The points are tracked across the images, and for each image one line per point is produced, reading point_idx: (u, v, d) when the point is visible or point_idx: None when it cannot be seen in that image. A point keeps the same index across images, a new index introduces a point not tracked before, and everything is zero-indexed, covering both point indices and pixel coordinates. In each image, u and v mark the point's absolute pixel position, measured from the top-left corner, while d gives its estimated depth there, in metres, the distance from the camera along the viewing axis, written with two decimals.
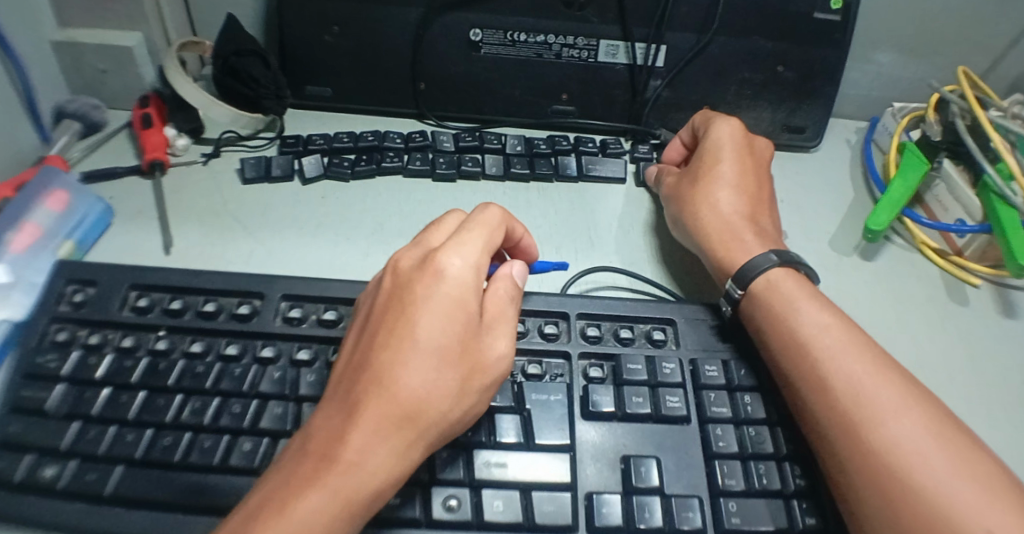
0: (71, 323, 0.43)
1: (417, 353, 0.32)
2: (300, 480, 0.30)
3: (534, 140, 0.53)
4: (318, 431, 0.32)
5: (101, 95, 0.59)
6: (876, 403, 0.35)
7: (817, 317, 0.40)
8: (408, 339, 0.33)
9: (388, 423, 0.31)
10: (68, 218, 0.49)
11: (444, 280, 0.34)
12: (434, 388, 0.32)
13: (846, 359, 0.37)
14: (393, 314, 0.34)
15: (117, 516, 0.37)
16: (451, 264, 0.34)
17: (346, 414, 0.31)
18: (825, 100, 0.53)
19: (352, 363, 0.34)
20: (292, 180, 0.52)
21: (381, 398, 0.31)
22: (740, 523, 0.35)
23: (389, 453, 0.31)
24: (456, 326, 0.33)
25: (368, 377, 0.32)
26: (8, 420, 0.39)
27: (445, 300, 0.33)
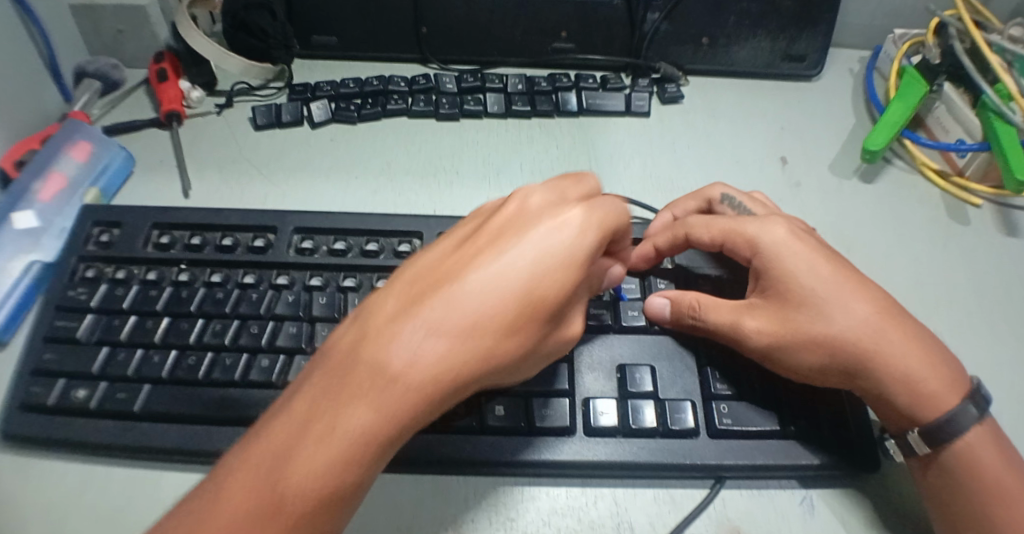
0: (99, 262, 0.46)
1: (451, 324, 0.28)
2: (294, 426, 0.28)
3: (534, 78, 0.54)
4: (325, 373, 0.29)
5: (119, 54, 0.62)
6: (847, 314, 0.36)
7: (780, 234, 0.38)
8: (448, 303, 0.28)
9: (397, 393, 0.27)
10: (92, 167, 0.52)
11: (515, 249, 0.30)
12: (460, 361, 0.28)
13: (810, 270, 0.37)
14: (445, 269, 0.30)
15: (149, 430, 0.40)
16: (526, 235, 0.30)
17: (355, 369, 0.28)
18: (824, 28, 0.53)
19: (402, 304, 0.29)
20: (302, 125, 0.54)
21: (398, 363, 0.28)
22: (732, 423, 0.37)
23: (388, 423, 0.27)
24: (506, 300, 0.29)
25: (390, 336, 0.28)
26: (44, 348, 0.42)
27: (496, 269, 0.29)
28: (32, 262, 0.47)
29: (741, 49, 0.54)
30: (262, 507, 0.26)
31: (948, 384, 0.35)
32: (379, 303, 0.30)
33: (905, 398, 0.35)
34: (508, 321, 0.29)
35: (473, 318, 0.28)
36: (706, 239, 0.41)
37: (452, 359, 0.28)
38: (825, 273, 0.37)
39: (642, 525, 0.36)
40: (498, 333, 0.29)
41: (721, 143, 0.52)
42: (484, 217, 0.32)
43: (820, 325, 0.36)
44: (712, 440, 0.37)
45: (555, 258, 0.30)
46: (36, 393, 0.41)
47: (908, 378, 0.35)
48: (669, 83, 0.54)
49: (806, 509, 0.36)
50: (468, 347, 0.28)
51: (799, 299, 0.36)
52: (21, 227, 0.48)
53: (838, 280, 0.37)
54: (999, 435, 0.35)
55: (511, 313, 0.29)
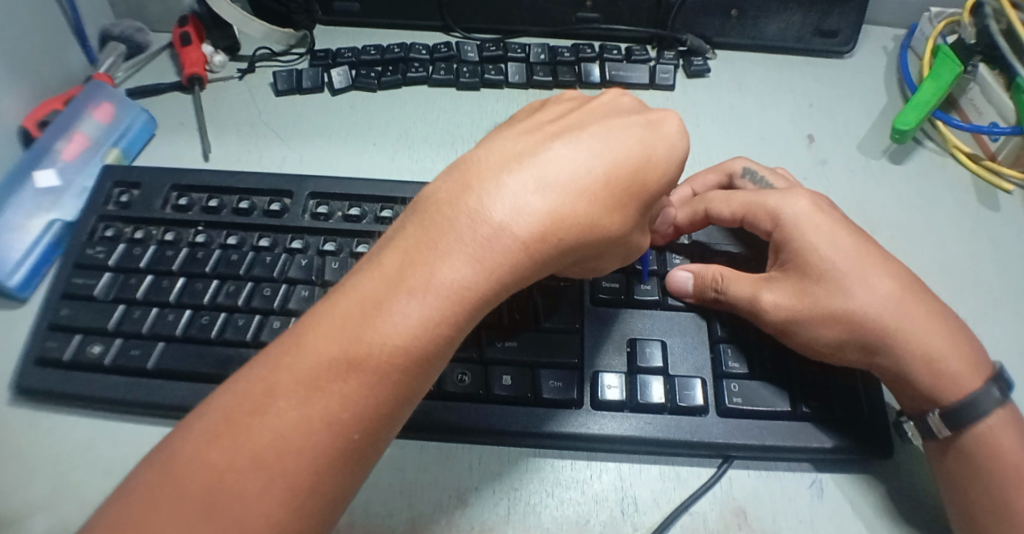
0: (118, 222, 0.47)
1: (496, 224, 0.29)
2: (336, 322, 0.28)
3: (558, 48, 0.53)
4: (368, 271, 0.29)
5: (143, 18, 0.62)
6: (871, 289, 0.35)
7: (802, 206, 0.38)
8: (498, 204, 0.29)
9: (441, 291, 0.28)
10: (114, 129, 0.52)
11: (563, 158, 0.31)
12: (506, 262, 0.29)
13: (834, 241, 0.36)
14: (497, 172, 0.30)
15: (161, 386, 0.40)
16: (570, 147, 0.31)
17: (400, 266, 0.29)
18: (859, 2, 0.51)
19: (417, 230, 0.30)
20: (322, 91, 0.54)
21: (442, 262, 0.29)
22: (741, 402, 0.36)
23: (430, 320, 0.28)
24: (553, 204, 0.30)
25: (437, 235, 0.29)
26: (62, 303, 0.43)
27: (546, 175, 0.30)
28: (52, 221, 0.48)
29: (772, 22, 0.52)
30: (305, 400, 0.27)
31: (971, 361, 0.34)
32: (426, 206, 0.31)
33: (926, 375, 0.34)
34: (559, 225, 0.30)
35: (521, 220, 0.29)
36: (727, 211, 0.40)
37: (496, 258, 0.29)
38: (847, 247, 0.36)
39: (645, 500, 0.36)
40: (546, 236, 0.30)
41: (746, 120, 0.50)
42: (536, 128, 0.33)
43: (840, 298, 0.35)
44: (721, 419, 0.36)
45: (613, 165, 0.31)
46: (54, 347, 0.42)
47: (929, 356, 0.34)
48: (695, 56, 0.53)
49: (815, 493, 0.36)
50: (513, 247, 0.29)
51: (820, 272, 0.36)
52: (43, 185, 0.49)
53: (860, 256, 0.36)
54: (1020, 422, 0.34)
55: (557, 216, 0.30)
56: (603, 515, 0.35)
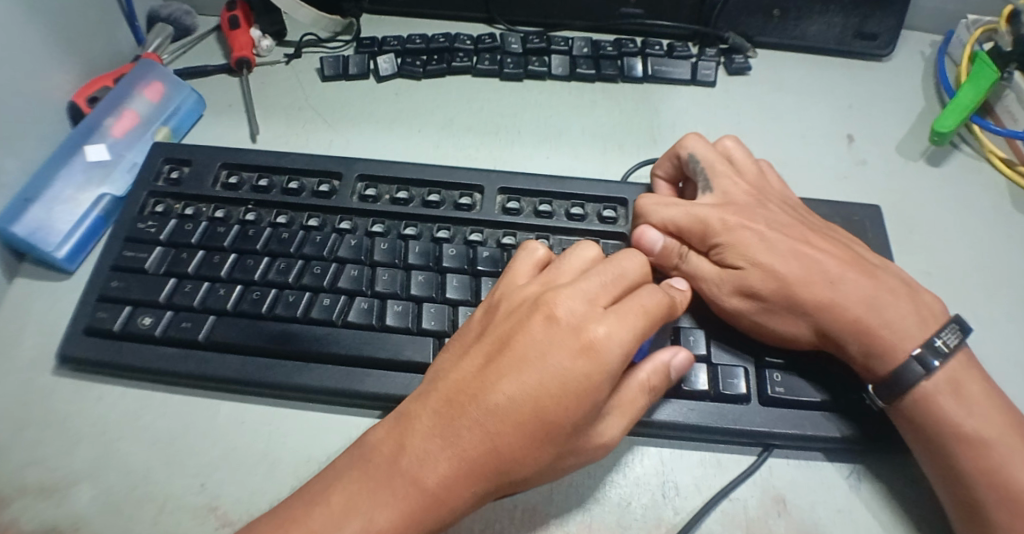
0: (168, 198, 0.48)
1: (535, 425, 0.30)
2: (387, 495, 0.30)
3: (601, 42, 0.54)
4: (422, 444, 0.30)
5: (191, 1, 0.63)
6: (809, 282, 0.36)
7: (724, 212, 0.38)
8: (537, 406, 0.30)
9: (480, 474, 0.30)
10: (163, 107, 0.54)
11: (539, 370, 0.30)
12: (533, 461, 0.31)
13: (763, 237, 0.38)
14: (540, 367, 0.30)
15: (212, 358, 0.41)
16: (611, 343, 0.30)
17: (449, 452, 0.30)
18: (902, 6, 0.52)
19: (402, 433, 0.31)
20: (367, 78, 0.55)
21: (483, 453, 0.30)
22: (784, 392, 0.37)
23: (472, 497, 0.30)
24: (520, 415, 0.30)
25: (484, 425, 0.30)
26: (114, 275, 0.45)
27: (584, 384, 0.30)
28: (102, 195, 0.49)
29: (813, 23, 0.53)
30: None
31: (917, 324, 0.35)
32: (477, 383, 0.31)
33: (865, 351, 0.35)
34: (523, 432, 0.30)
35: (553, 428, 0.30)
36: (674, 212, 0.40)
37: (531, 453, 0.30)
38: (775, 245, 0.37)
39: (686, 485, 0.36)
40: (509, 445, 0.30)
41: (786, 120, 0.51)
42: (590, 300, 0.32)
43: (780, 299, 0.36)
44: (764, 408, 0.37)
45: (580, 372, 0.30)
46: (105, 317, 0.43)
47: (863, 332, 0.35)
48: (736, 55, 0.53)
49: (854, 484, 0.37)
50: (545, 445, 0.30)
51: (752, 265, 0.37)
52: (94, 160, 0.50)
53: (791, 246, 0.37)
54: (964, 371, 0.34)
55: (584, 417, 0.31)
56: (645, 498, 0.36)
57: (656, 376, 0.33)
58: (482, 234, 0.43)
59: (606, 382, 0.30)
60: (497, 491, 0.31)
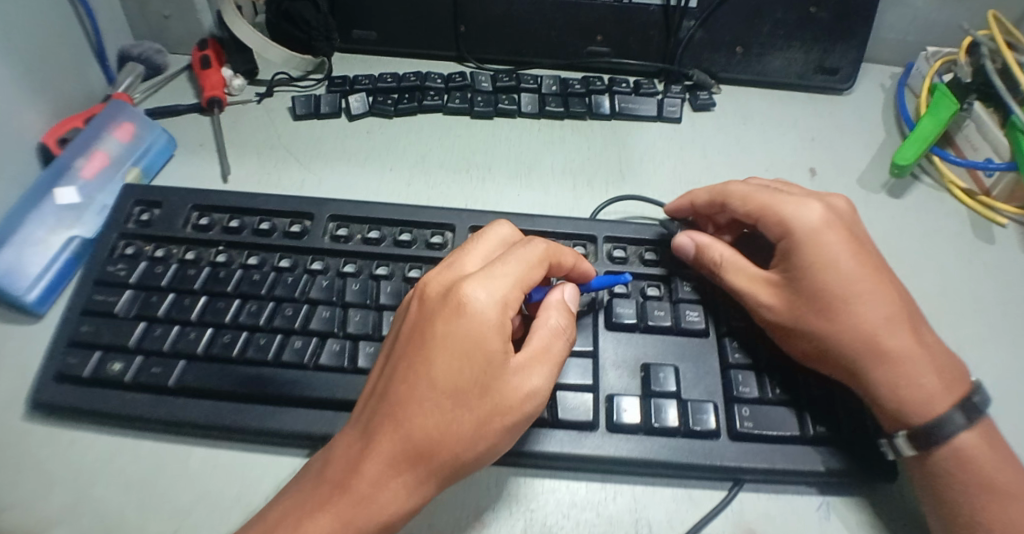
0: (139, 240, 0.48)
1: (432, 391, 0.32)
2: (325, 507, 0.32)
3: (568, 80, 0.55)
4: (347, 453, 0.33)
5: (163, 40, 0.64)
6: (867, 314, 0.36)
7: (815, 221, 0.38)
8: (428, 376, 0.32)
9: (401, 460, 0.32)
10: (135, 147, 0.53)
11: (425, 346, 0.33)
12: (449, 433, 0.32)
13: (838, 254, 0.38)
14: (423, 341, 0.33)
15: (183, 403, 0.41)
16: (474, 296, 0.33)
17: (367, 450, 0.32)
18: (859, 42, 0.54)
19: (334, 446, 0.34)
20: (340, 116, 0.55)
21: (397, 439, 0.32)
22: (753, 426, 0.37)
23: (408, 482, 0.32)
24: (415, 389, 0.32)
25: (391, 412, 0.32)
26: (84, 320, 0.44)
27: (463, 343, 0.32)
28: (73, 237, 0.49)
29: (774, 59, 0.55)
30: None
31: (946, 383, 0.36)
32: (381, 381, 0.34)
33: (898, 399, 0.35)
34: (422, 403, 0.32)
35: (454, 395, 0.32)
36: (822, 220, 0.39)
37: (444, 424, 0.32)
38: (851, 267, 0.37)
39: (660, 522, 0.37)
40: (414, 418, 0.32)
41: (751, 153, 0.52)
42: (455, 272, 0.36)
43: (831, 315, 0.37)
44: (733, 442, 0.37)
45: (456, 331, 0.32)
46: (76, 362, 0.43)
47: (907, 386, 0.36)
48: (700, 90, 0.55)
49: (824, 515, 0.37)
50: (453, 409, 0.32)
51: (820, 276, 0.37)
52: (63, 202, 0.50)
53: (867, 277, 0.37)
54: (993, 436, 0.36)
55: (481, 375, 0.33)
56: None
57: (564, 318, 0.36)
58: None
59: (489, 338, 0.33)
60: (431, 476, 0.32)
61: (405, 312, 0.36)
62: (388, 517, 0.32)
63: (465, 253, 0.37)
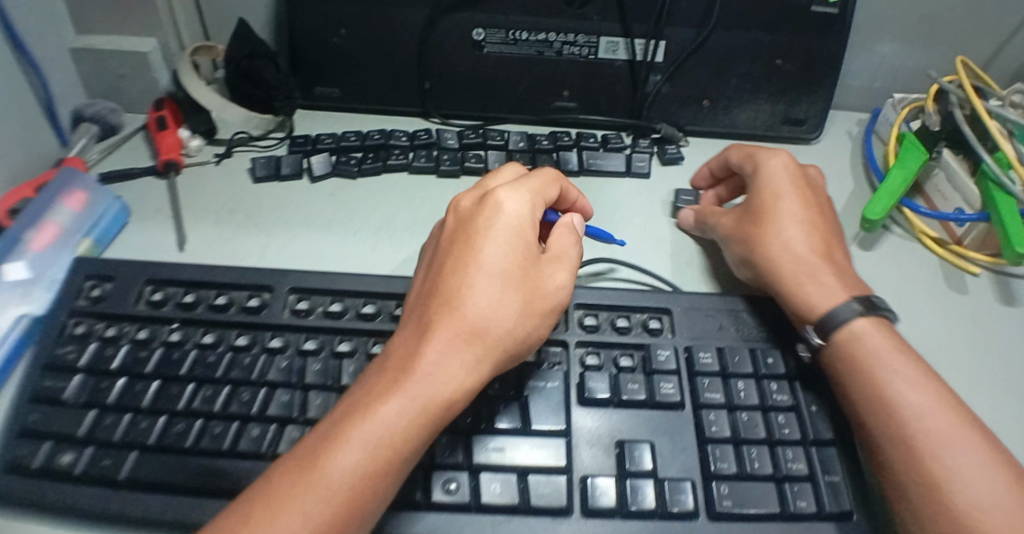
0: (89, 317, 0.45)
1: (484, 280, 0.35)
2: (389, 395, 0.32)
3: (536, 136, 0.54)
4: (401, 351, 0.34)
5: (119, 99, 0.62)
6: (797, 246, 0.43)
7: (778, 162, 0.46)
8: (478, 263, 0.35)
9: (459, 338, 0.34)
10: (87, 217, 0.51)
11: (474, 255, 0.36)
12: (499, 306, 0.35)
13: (788, 198, 0.45)
14: (468, 238, 0.37)
15: (134, 499, 0.38)
16: (506, 199, 0.38)
17: (422, 338, 0.34)
18: (825, 93, 0.54)
19: (378, 360, 0.35)
20: (301, 178, 0.54)
21: (453, 323, 0.34)
22: (732, 505, 0.36)
23: (464, 376, 0.33)
24: (467, 283, 0.35)
25: (442, 305, 0.35)
26: (29, 409, 0.41)
27: (507, 230, 0.37)
28: (20, 317, 0.45)
29: (741, 111, 0.55)
30: (381, 473, 0.31)
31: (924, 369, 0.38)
32: (421, 300, 0.36)
33: (858, 375, 0.38)
34: (471, 292, 0.35)
35: (504, 248, 0.36)
36: (799, 205, 0.45)
37: (497, 302, 0.35)
38: (788, 187, 0.46)
39: None
40: (467, 318, 0.34)
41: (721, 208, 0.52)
42: (483, 189, 0.40)
43: (768, 234, 0.44)
44: (713, 523, 0.36)
45: (499, 224, 0.37)
46: (20, 457, 0.40)
47: (869, 369, 0.38)
48: (668, 143, 0.54)
49: None
50: (505, 288, 0.35)
51: (771, 200, 0.45)
52: (11, 279, 0.46)
53: (808, 217, 0.44)
54: (972, 426, 0.36)
55: (522, 264, 0.36)
56: None
57: (574, 238, 0.40)
58: None
59: (527, 229, 0.37)
60: (484, 320, 0.34)
61: (434, 242, 0.39)
62: (449, 405, 0.33)
63: (489, 179, 0.41)
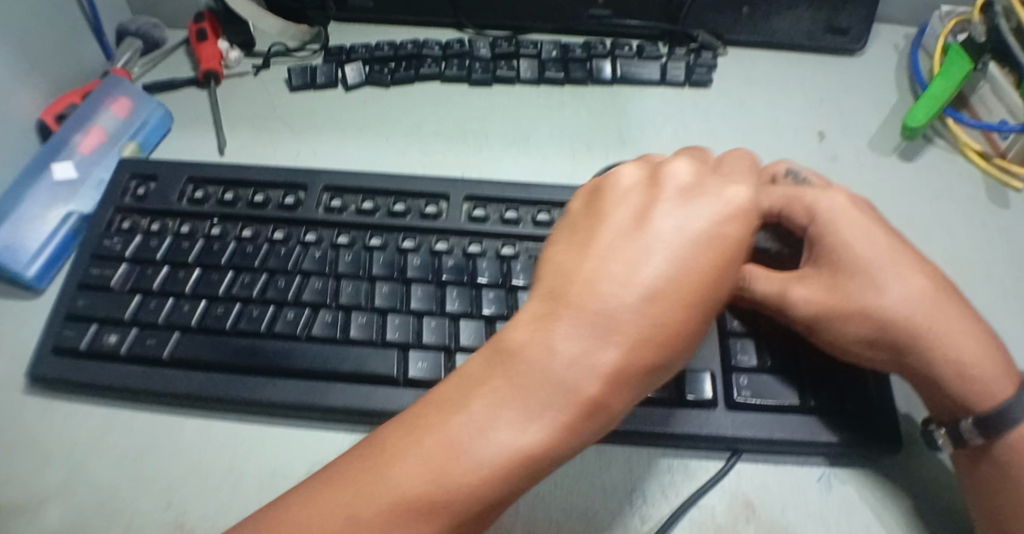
0: (134, 214, 0.47)
1: (664, 284, 0.28)
2: (500, 409, 0.27)
3: (569, 45, 0.53)
4: (519, 346, 0.28)
5: (160, 14, 0.63)
6: (827, 212, 0.36)
7: (840, 200, 0.36)
8: (661, 272, 0.29)
9: (628, 327, 0.28)
10: (130, 122, 0.53)
11: (648, 266, 0.29)
12: (672, 293, 0.28)
13: (825, 195, 0.37)
14: (634, 228, 0.30)
15: (176, 376, 0.41)
16: (681, 231, 0.29)
17: (552, 335, 0.28)
18: (872, 1, 0.51)
19: (521, 323, 0.29)
20: (335, 87, 0.54)
21: (595, 324, 0.28)
22: (750, 395, 0.37)
23: (606, 374, 0.27)
24: (644, 274, 0.28)
25: (590, 300, 0.28)
26: (78, 294, 0.44)
27: (670, 268, 0.29)
28: (70, 213, 0.49)
29: (783, 20, 0.53)
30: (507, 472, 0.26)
31: (959, 321, 0.34)
32: (576, 260, 0.30)
33: (835, 260, 0.35)
34: (643, 283, 0.28)
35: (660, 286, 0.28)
36: (836, 195, 0.37)
37: (649, 297, 0.28)
38: (837, 212, 0.36)
39: (654, 492, 0.36)
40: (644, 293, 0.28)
41: (756, 120, 0.51)
42: (663, 197, 0.31)
43: (800, 209, 0.37)
44: (729, 412, 0.37)
45: (671, 277, 0.29)
46: (69, 336, 0.42)
47: (874, 286, 0.34)
48: (706, 51, 0.53)
49: (823, 486, 0.36)
50: (670, 289, 0.28)
51: (794, 220, 0.37)
52: (60, 178, 0.49)
53: (852, 205, 0.36)
54: (967, 316, 0.35)
55: (677, 286, 0.29)
56: (612, 505, 0.36)
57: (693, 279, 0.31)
58: (447, 243, 0.43)
59: (688, 259, 0.29)
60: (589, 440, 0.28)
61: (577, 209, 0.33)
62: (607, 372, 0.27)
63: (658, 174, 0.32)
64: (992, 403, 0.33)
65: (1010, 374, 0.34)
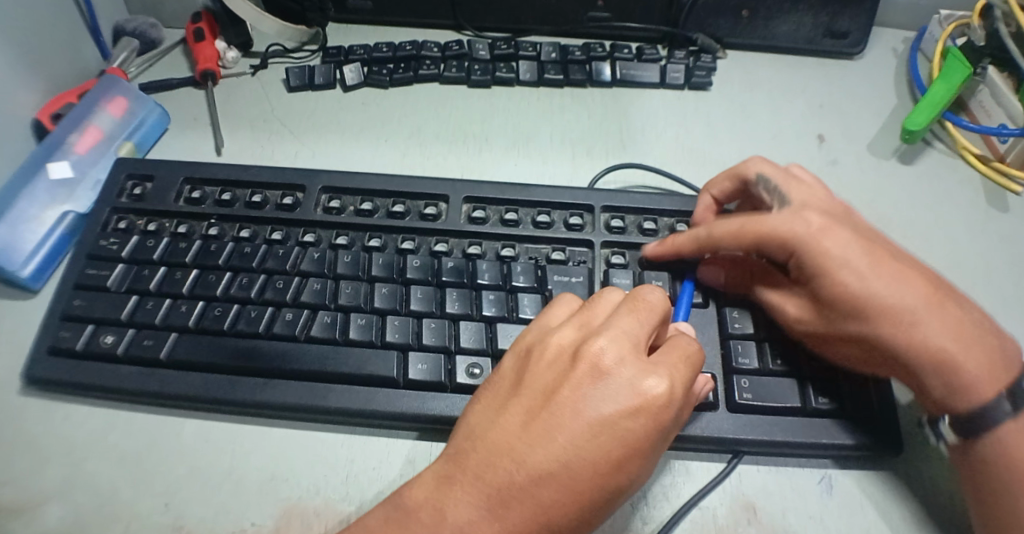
0: (132, 214, 0.47)
1: (606, 437, 0.29)
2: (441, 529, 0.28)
3: (569, 47, 0.54)
4: (464, 477, 0.29)
5: (158, 14, 0.62)
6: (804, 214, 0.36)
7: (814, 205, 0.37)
8: (605, 419, 0.29)
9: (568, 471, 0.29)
10: (127, 122, 0.53)
11: (597, 404, 0.30)
12: (612, 435, 0.29)
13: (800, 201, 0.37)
14: (584, 368, 0.31)
15: (172, 377, 0.40)
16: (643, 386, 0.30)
17: (494, 475, 0.29)
18: (870, 5, 0.51)
19: (464, 448, 0.30)
20: (334, 88, 0.54)
21: (530, 469, 0.29)
22: (752, 398, 0.36)
23: (540, 512, 0.28)
24: (587, 414, 0.29)
25: (533, 437, 0.29)
26: (74, 295, 0.43)
27: (617, 438, 0.29)
28: (66, 212, 0.48)
29: (782, 23, 0.53)
30: None
31: (941, 315, 0.34)
32: (514, 409, 0.31)
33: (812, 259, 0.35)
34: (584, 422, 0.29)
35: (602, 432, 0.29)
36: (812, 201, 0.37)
37: (586, 446, 0.29)
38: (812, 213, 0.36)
39: (656, 494, 0.36)
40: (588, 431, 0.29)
41: (755, 123, 0.51)
42: (620, 336, 0.32)
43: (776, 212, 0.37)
44: (730, 415, 0.37)
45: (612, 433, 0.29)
46: (65, 337, 0.42)
47: (852, 283, 0.34)
48: (705, 54, 0.53)
49: (824, 488, 0.36)
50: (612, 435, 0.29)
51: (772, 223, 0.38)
52: (56, 178, 0.49)
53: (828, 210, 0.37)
54: (950, 311, 0.34)
55: (614, 435, 0.29)
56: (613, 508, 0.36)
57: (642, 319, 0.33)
58: (447, 245, 0.43)
59: (634, 399, 0.30)
60: None
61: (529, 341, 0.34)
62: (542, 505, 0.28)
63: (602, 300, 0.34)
64: (980, 397, 0.33)
65: (997, 369, 0.33)
